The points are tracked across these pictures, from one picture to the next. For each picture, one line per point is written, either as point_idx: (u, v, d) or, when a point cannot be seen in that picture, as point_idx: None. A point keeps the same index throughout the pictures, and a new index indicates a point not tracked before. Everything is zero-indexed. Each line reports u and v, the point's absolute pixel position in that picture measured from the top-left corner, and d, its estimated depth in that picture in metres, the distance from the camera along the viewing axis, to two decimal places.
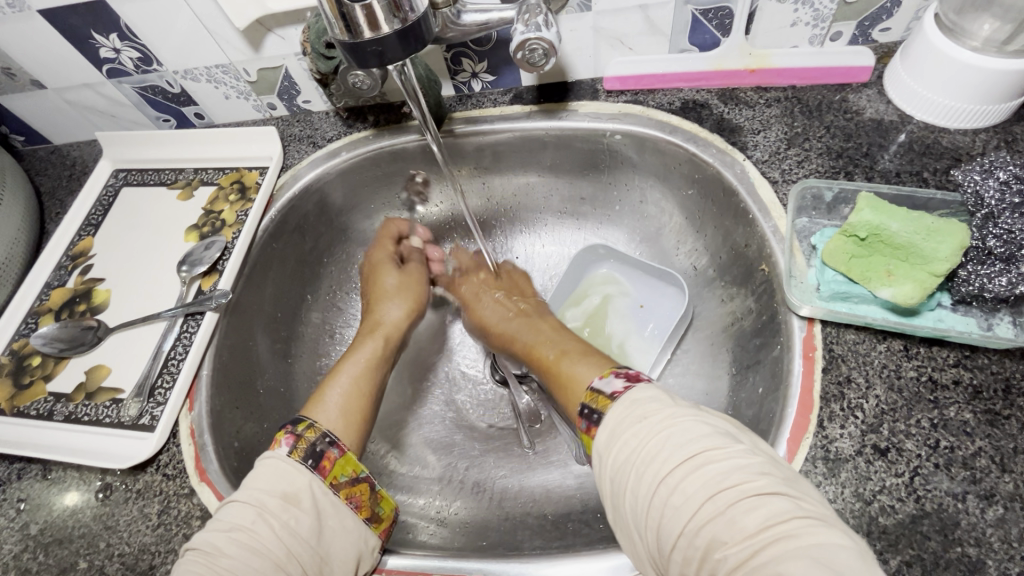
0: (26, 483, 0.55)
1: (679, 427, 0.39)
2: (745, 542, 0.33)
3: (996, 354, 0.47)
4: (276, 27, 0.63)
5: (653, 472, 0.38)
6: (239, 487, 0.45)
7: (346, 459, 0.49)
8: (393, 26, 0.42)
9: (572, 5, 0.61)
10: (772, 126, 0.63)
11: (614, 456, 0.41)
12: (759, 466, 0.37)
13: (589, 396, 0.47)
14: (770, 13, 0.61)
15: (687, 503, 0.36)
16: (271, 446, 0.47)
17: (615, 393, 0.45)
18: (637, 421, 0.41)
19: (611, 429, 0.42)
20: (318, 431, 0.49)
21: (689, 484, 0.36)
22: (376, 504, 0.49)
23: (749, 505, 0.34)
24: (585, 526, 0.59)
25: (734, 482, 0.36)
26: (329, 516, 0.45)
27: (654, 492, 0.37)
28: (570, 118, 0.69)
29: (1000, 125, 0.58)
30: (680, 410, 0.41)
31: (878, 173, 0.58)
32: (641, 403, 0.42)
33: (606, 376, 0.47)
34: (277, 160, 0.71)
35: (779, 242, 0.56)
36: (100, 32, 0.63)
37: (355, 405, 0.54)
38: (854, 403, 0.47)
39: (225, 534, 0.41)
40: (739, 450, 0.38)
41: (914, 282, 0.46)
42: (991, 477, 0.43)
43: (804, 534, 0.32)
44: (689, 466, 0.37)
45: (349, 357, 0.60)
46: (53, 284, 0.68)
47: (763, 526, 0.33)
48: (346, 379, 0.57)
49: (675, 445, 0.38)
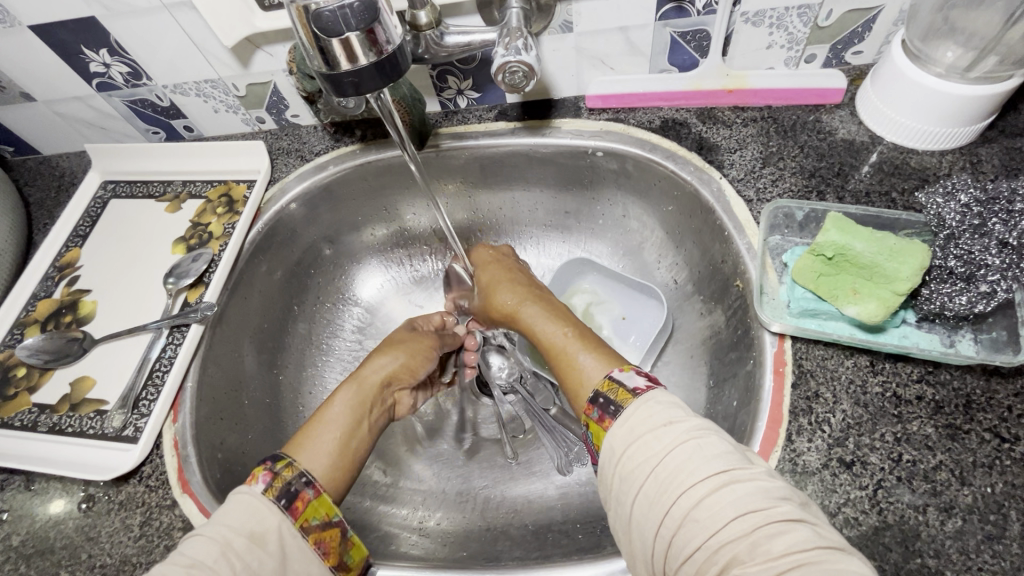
0: (9, 494, 0.56)
1: (706, 442, 0.40)
2: (768, 564, 0.34)
3: (958, 370, 0.49)
4: (265, 45, 0.64)
5: (677, 483, 0.39)
6: (205, 521, 0.43)
7: (320, 502, 0.47)
8: (370, 59, 0.43)
9: (554, 26, 0.62)
10: (748, 145, 0.65)
11: (633, 457, 0.42)
12: (782, 490, 0.38)
13: (607, 386, 0.47)
14: (746, 36, 0.63)
15: (712, 518, 0.37)
16: (248, 481, 0.46)
17: (637, 389, 0.45)
18: (660, 428, 0.42)
19: (630, 430, 0.43)
20: (296, 469, 0.47)
21: (715, 500, 0.37)
22: (346, 552, 0.47)
23: (775, 529, 0.35)
24: (565, 536, 0.60)
25: (762, 504, 0.36)
26: (294, 560, 0.43)
27: (677, 501, 0.38)
28: (553, 135, 0.70)
29: (966, 147, 0.60)
30: (705, 425, 0.42)
31: (849, 192, 0.59)
32: (666, 411, 0.43)
33: (626, 369, 0.48)
34: (265, 173, 0.73)
35: (753, 259, 0.58)
36: (90, 47, 0.64)
37: (330, 453, 0.51)
38: (822, 418, 0.48)
39: (181, 570, 0.39)
40: (762, 473, 0.39)
41: (878, 300, 0.48)
42: (950, 490, 0.44)
43: (829, 561, 0.34)
44: (716, 481, 0.38)
45: (327, 406, 0.55)
46: (40, 295, 0.69)
47: (788, 550, 0.34)
48: (323, 426, 0.53)
49: (702, 459, 0.39)
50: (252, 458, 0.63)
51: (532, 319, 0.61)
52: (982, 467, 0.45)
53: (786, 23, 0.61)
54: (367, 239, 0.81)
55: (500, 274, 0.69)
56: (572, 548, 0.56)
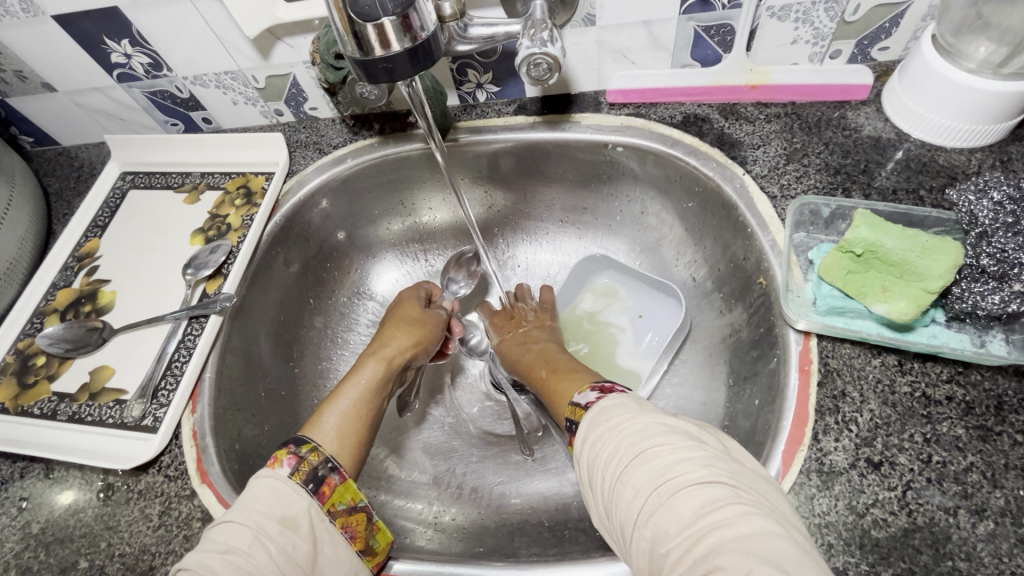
0: (29, 481, 0.56)
1: (635, 426, 0.41)
2: (684, 534, 0.34)
3: (989, 370, 0.48)
4: (285, 36, 0.64)
5: (610, 468, 0.40)
6: (232, 507, 0.43)
7: (345, 487, 0.47)
8: (404, 46, 0.43)
9: (577, 19, 0.62)
10: (771, 142, 0.64)
11: (583, 452, 0.43)
12: (706, 459, 0.38)
13: (570, 410, 0.48)
14: (771, 31, 0.62)
15: (635, 496, 0.37)
16: (271, 464, 0.46)
17: (588, 404, 0.46)
18: (601, 419, 0.43)
19: (582, 428, 0.45)
20: (321, 455, 0.47)
21: (638, 479, 0.38)
22: (371, 536, 0.49)
23: (690, 499, 0.35)
24: (582, 533, 0.59)
25: (679, 475, 0.37)
26: (323, 544, 0.44)
27: (609, 485, 0.39)
28: (572, 129, 0.69)
29: (996, 145, 0.59)
30: (642, 409, 0.42)
31: (875, 190, 0.59)
32: (608, 405, 0.44)
33: (583, 390, 0.49)
34: (283, 166, 0.72)
35: (777, 256, 0.57)
36: (112, 38, 0.64)
37: (352, 431, 0.52)
38: (849, 417, 0.48)
39: (219, 556, 0.39)
40: (688, 444, 0.39)
41: (908, 298, 0.47)
42: (982, 492, 0.43)
43: (740, 527, 0.33)
44: (639, 460, 0.38)
45: (349, 379, 0.57)
46: (59, 284, 0.69)
47: (700, 519, 0.34)
48: (346, 402, 0.54)
49: (628, 443, 0.40)
50: (268, 450, 0.63)
51: (534, 359, 0.63)
52: (1015, 469, 0.44)
53: (813, 18, 0.60)
54: (383, 233, 0.81)
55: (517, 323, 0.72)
56: (590, 544, 0.56)
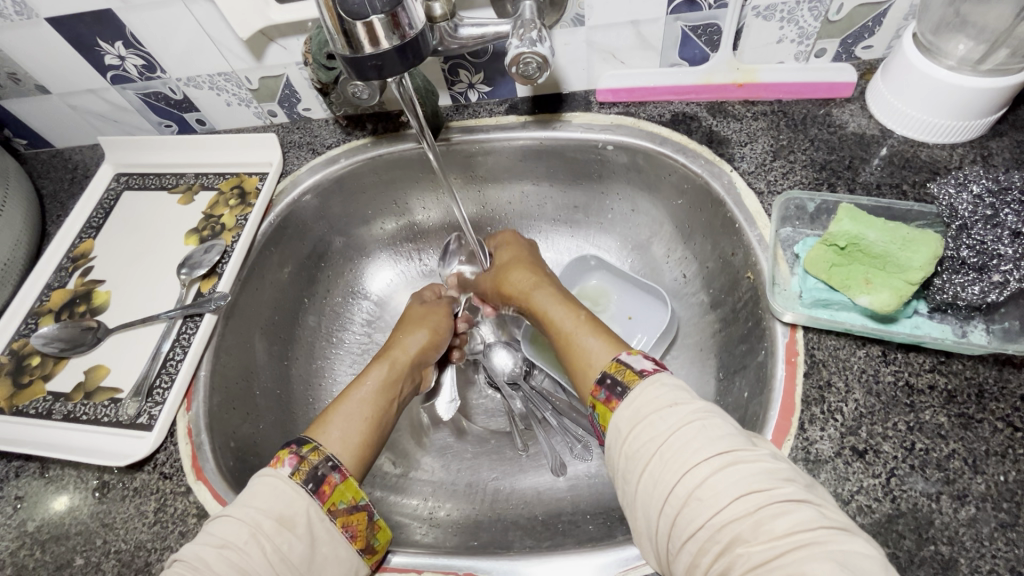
0: (24, 480, 0.56)
1: (710, 425, 0.40)
2: (771, 543, 0.34)
3: (970, 360, 0.49)
4: (278, 38, 0.65)
5: (681, 463, 0.39)
6: (235, 501, 0.44)
7: (346, 485, 0.48)
8: (393, 43, 0.44)
9: (566, 19, 0.63)
10: (758, 139, 0.65)
11: (637, 439, 0.42)
12: (787, 473, 0.38)
13: (614, 367, 0.48)
14: (757, 30, 0.63)
15: (716, 498, 0.37)
16: (273, 464, 0.47)
17: (644, 371, 0.46)
18: (665, 408, 0.42)
19: (636, 411, 0.43)
20: (322, 453, 0.48)
21: (719, 481, 0.37)
22: (373, 536, 0.49)
23: (778, 509, 0.35)
24: (574, 526, 0.60)
25: (764, 485, 0.37)
26: (322, 544, 0.44)
27: (680, 480, 0.38)
28: (563, 128, 0.70)
29: (976, 140, 0.60)
30: (712, 408, 0.42)
31: (860, 185, 0.60)
32: (668, 393, 0.43)
33: (635, 353, 0.48)
34: (277, 166, 0.73)
35: (764, 251, 0.58)
36: (106, 40, 0.65)
37: (359, 431, 0.53)
38: (834, 407, 0.49)
39: (214, 550, 0.41)
40: (766, 455, 0.39)
41: (891, 290, 0.48)
42: (964, 478, 0.44)
43: (831, 541, 0.34)
44: (719, 462, 0.38)
45: (357, 383, 0.58)
46: (53, 285, 0.69)
47: (790, 530, 0.34)
48: (353, 404, 0.55)
49: (706, 440, 0.39)
50: (263, 447, 0.64)
51: (543, 296, 0.61)
52: (995, 455, 0.45)
53: (797, 17, 0.61)
54: (377, 232, 0.81)
55: (516, 256, 0.69)
56: (584, 538, 0.56)
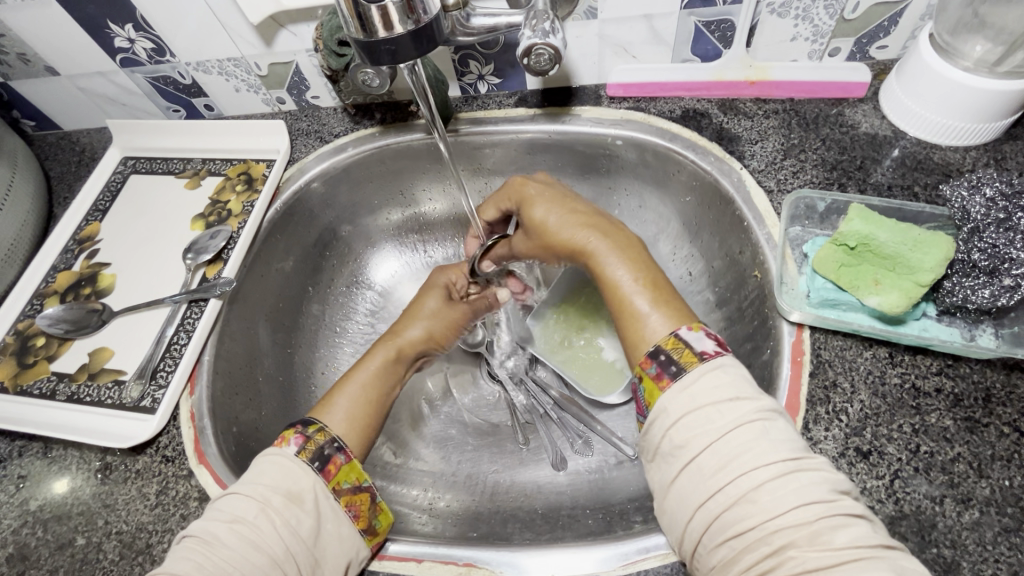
0: (28, 460, 0.57)
1: (774, 429, 0.40)
2: (825, 553, 0.35)
3: (978, 364, 0.48)
4: (289, 24, 0.64)
5: (740, 461, 0.38)
6: (243, 480, 0.45)
7: (351, 467, 0.48)
8: (407, 28, 0.44)
9: (579, 12, 0.62)
10: (769, 137, 0.64)
11: (692, 429, 0.41)
12: (842, 484, 0.38)
13: (671, 343, 0.46)
14: (771, 28, 0.63)
15: (773, 502, 0.37)
16: (278, 443, 0.47)
17: (705, 354, 0.44)
18: (727, 403, 0.41)
19: (693, 398, 0.42)
20: (329, 435, 0.49)
21: (780, 487, 0.37)
22: (375, 517, 0.48)
23: (836, 522, 0.36)
24: (574, 520, 0.60)
25: (825, 496, 0.37)
26: (328, 521, 0.45)
27: (735, 480, 0.38)
28: (572, 122, 0.70)
29: (990, 144, 0.59)
30: (774, 409, 0.42)
31: (870, 185, 0.59)
32: (730, 388, 0.42)
33: (695, 330, 0.46)
34: (285, 153, 0.73)
35: (773, 249, 0.58)
36: (116, 22, 0.65)
37: (363, 411, 0.53)
38: (839, 408, 0.48)
39: (224, 524, 0.41)
40: (823, 464, 0.39)
41: (900, 291, 0.48)
42: (968, 482, 0.44)
43: (886, 559, 0.34)
44: (782, 468, 0.38)
45: (359, 366, 0.58)
46: (59, 267, 0.69)
47: (845, 544, 0.35)
48: (355, 386, 0.55)
49: (769, 444, 0.39)
50: (265, 433, 0.64)
51: (597, 259, 0.53)
52: (1001, 459, 0.45)
53: (812, 15, 0.61)
54: (382, 222, 0.81)
55: (561, 206, 0.58)
56: (584, 532, 0.56)
